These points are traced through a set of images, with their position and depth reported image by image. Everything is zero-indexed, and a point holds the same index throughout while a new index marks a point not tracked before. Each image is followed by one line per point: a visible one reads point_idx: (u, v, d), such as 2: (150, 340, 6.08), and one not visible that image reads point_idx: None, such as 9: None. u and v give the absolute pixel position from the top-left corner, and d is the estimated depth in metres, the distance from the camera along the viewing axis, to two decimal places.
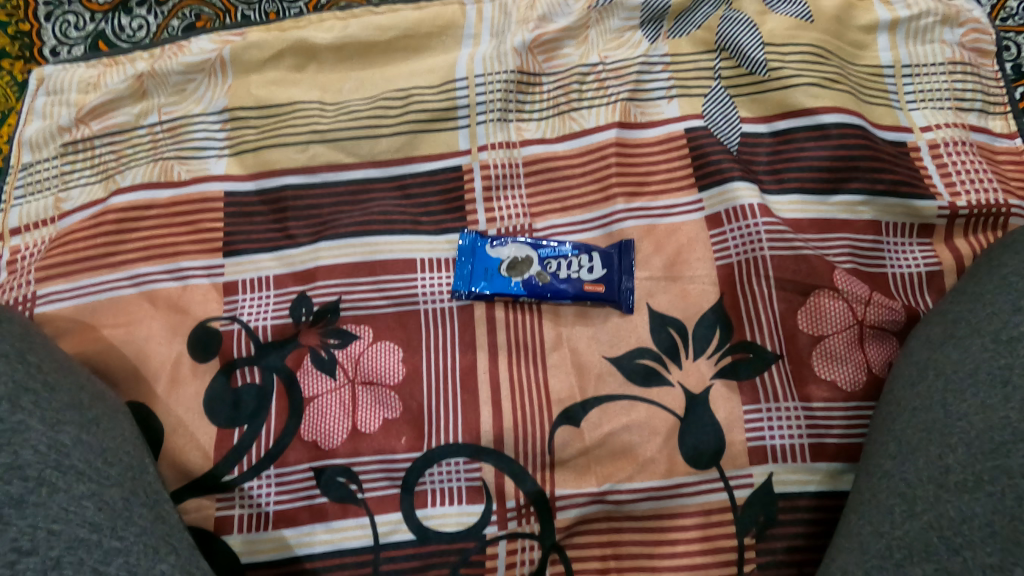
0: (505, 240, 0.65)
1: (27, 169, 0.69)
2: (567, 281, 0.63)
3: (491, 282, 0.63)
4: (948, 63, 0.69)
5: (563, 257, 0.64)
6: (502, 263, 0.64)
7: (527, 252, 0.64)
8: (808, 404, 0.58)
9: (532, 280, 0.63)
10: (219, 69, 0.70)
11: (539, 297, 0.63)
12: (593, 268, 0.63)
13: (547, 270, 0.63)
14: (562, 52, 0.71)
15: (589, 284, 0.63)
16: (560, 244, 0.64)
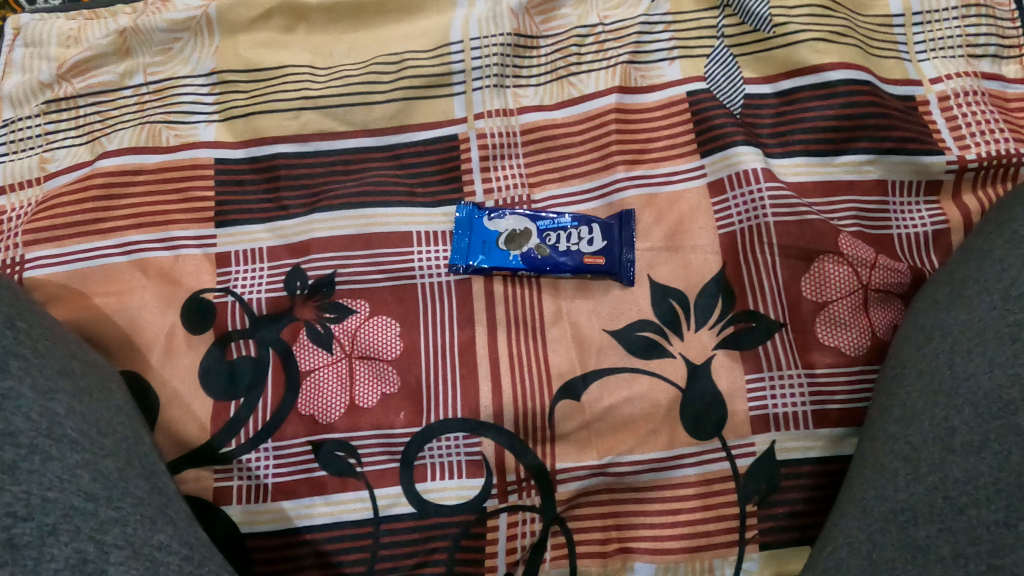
0: (504, 212, 0.63)
1: (9, 126, 0.67)
2: (567, 253, 0.61)
3: (489, 257, 0.61)
4: (961, 7, 0.66)
5: (562, 229, 0.62)
6: (499, 237, 0.62)
7: (525, 225, 0.63)
8: (811, 371, 0.57)
9: (531, 254, 0.62)
10: (206, 28, 0.68)
11: (538, 271, 0.62)
12: (593, 240, 0.61)
13: (546, 243, 0.62)
14: (560, 12, 0.68)
15: (589, 257, 0.61)
16: (558, 216, 0.63)
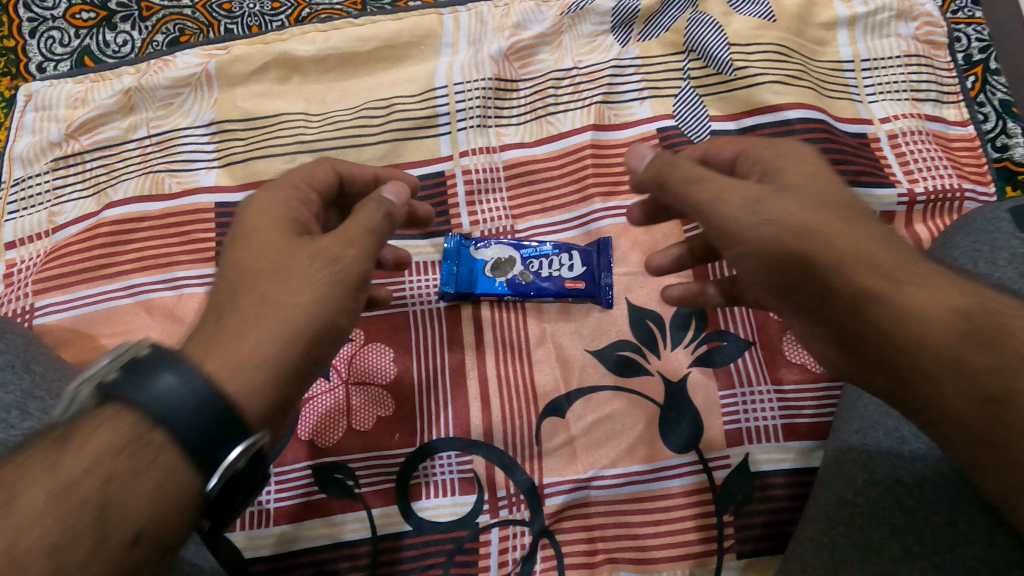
0: (489, 241, 0.67)
1: (19, 184, 0.71)
2: (549, 279, 0.65)
3: (477, 284, 0.65)
4: (904, 56, 0.72)
5: (544, 256, 0.66)
6: (486, 265, 0.66)
7: (510, 253, 0.66)
8: (780, 387, 0.61)
9: (516, 280, 0.65)
10: (205, 83, 0.72)
11: (522, 296, 0.65)
12: (573, 267, 0.65)
13: (529, 269, 0.66)
14: (538, 58, 0.73)
15: (569, 282, 0.65)
16: (540, 244, 0.67)
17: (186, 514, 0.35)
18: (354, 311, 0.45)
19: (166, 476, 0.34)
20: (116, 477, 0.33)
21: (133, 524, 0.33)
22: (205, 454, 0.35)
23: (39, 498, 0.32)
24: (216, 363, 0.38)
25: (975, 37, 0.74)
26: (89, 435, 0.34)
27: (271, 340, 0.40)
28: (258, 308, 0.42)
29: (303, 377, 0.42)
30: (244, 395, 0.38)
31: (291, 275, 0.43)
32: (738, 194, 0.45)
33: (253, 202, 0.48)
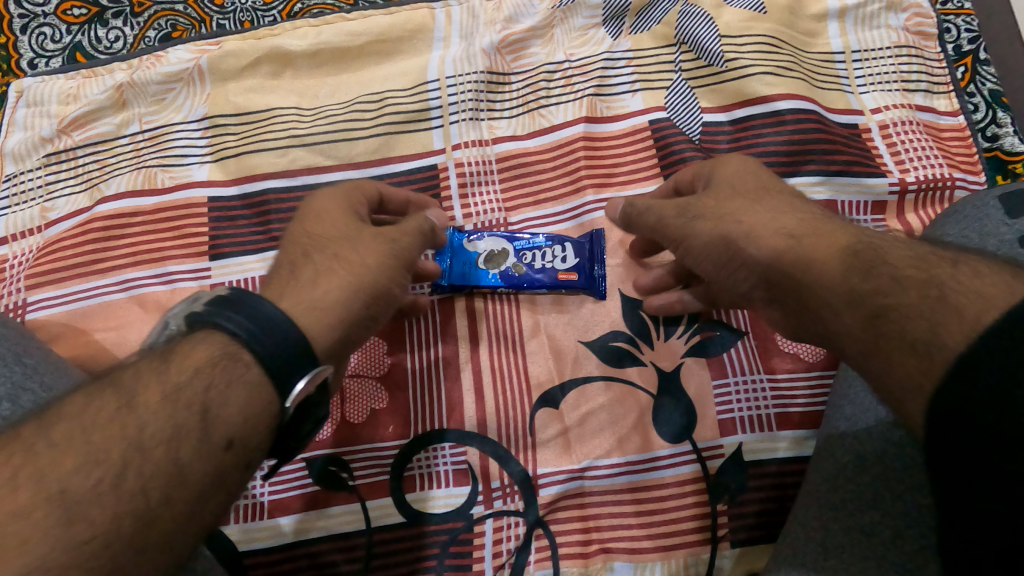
0: (482, 233, 0.66)
1: (11, 180, 0.71)
2: (542, 271, 0.65)
3: (471, 276, 0.65)
4: (894, 47, 0.72)
5: (537, 248, 0.66)
6: (479, 257, 0.65)
7: (503, 245, 0.66)
8: (773, 376, 0.61)
9: (509, 272, 0.65)
10: (197, 78, 0.72)
11: (515, 288, 0.65)
12: (566, 258, 0.65)
13: (522, 262, 0.65)
14: (530, 51, 0.73)
15: (563, 273, 0.65)
16: (533, 236, 0.66)
17: (267, 428, 0.40)
18: (404, 282, 0.52)
19: (256, 393, 0.39)
20: (215, 386, 0.38)
21: (228, 430, 0.37)
22: (285, 376, 0.40)
23: (153, 400, 0.36)
24: (292, 306, 0.45)
25: (964, 29, 0.74)
26: (187, 354, 0.39)
27: (337, 294, 0.46)
28: (328, 267, 0.48)
29: (360, 329, 0.48)
30: (317, 334, 0.44)
31: (356, 245, 0.50)
32: (673, 207, 0.55)
33: (317, 198, 0.54)
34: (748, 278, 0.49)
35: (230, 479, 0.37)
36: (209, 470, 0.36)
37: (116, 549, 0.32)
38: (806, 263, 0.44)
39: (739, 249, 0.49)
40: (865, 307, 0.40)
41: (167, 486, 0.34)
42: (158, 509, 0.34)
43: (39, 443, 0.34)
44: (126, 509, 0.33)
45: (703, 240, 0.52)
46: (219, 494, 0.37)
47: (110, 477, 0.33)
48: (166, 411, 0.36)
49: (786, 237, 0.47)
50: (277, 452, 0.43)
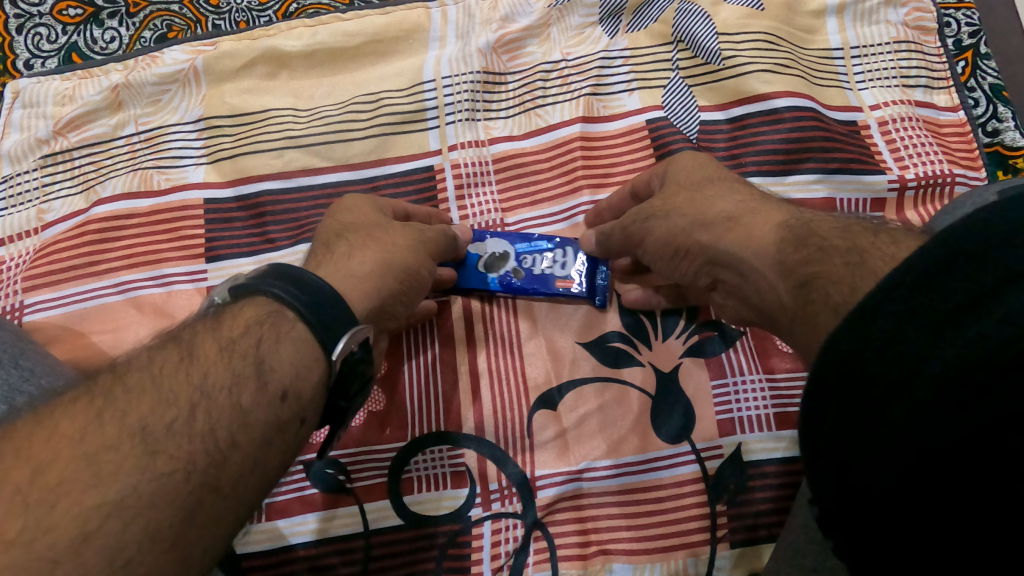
0: (486, 235, 0.65)
1: (7, 181, 0.70)
2: (542, 275, 0.64)
3: (472, 281, 0.64)
4: (894, 42, 0.72)
5: (539, 252, 0.65)
6: (481, 260, 0.64)
7: (505, 248, 0.65)
8: (772, 375, 0.61)
9: (508, 276, 0.64)
10: (193, 79, 0.72)
11: (514, 293, 0.64)
12: (567, 264, 0.64)
13: (523, 266, 0.64)
14: (526, 50, 0.73)
15: (560, 281, 0.64)
16: (536, 240, 0.65)
17: (316, 384, 0.41)
18: (432, 266, 0.55)
19: (302, 344, 0.40)
20: (267, 340, 0.40)
21: (280, 383, 0.39)
22: (328, 334, 0.41)
23: (211, 353, 0.39)
24: (331, 275, 0.48)
25: (965, 22, 0.73)
26: (238, 314, 0.41)
27: (371, 267, 0.49)
28: (360, 244, 0.51)
29: (396, 303, 0.51)
30: (354, 299, 0.47)
31: (387, 231, 0.53)
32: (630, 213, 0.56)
33: (348, 198, 0.57)
34: (693, 266, 0.52)
35: (288, 428, 0.39)
36: (266, 419, 0.38)
37: (193, 485, 0.34)
38: (744, 243, 0.47)
39: (688, 242, 0.51)
40: (798, 276, 0.42)
41: (233, 429, 0.36)
42: (226, 450, 0.36)
43: (116, 390, 0.36)
44: (198, 449, 0.35)
45: (656, 238, 0.54)
46: (280, 439, 0.39)
47: (183, 418, 0.35)
48: (225, 364, 0.38)
49: (726, 221, 0.49)
50: (332, 413, 0.43)
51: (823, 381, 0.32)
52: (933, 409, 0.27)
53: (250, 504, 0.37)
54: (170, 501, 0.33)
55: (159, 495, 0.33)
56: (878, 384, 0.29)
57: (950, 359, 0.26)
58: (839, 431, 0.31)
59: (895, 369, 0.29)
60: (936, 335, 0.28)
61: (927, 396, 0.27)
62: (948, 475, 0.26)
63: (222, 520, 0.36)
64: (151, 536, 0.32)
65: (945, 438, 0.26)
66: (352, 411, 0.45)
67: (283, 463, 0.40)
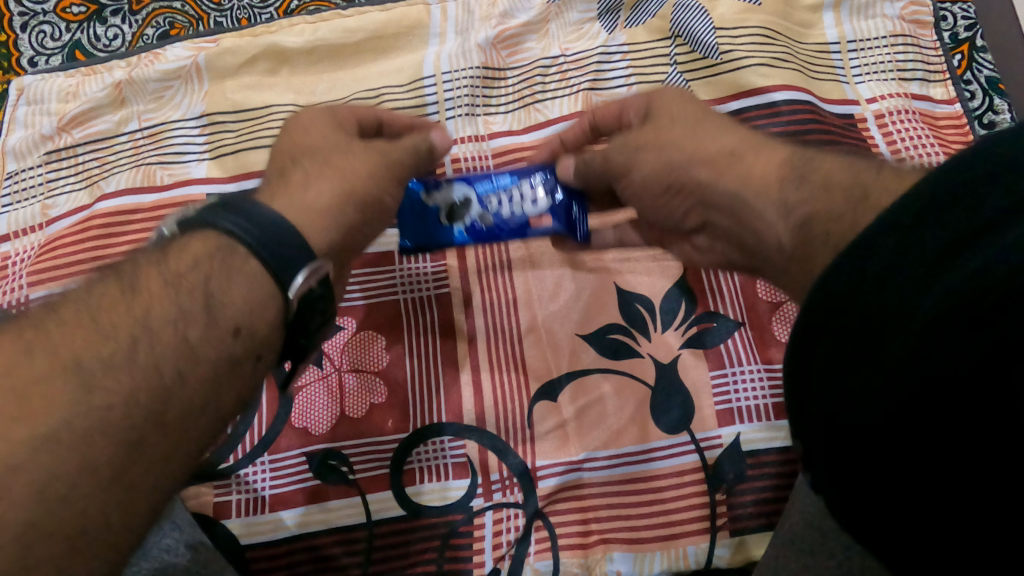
0: (438, 179, 0.57)
1: (12, 177, 0.71)
2: (511, 216, 0.56)
3: (438, 237, 0.57)
4: (890, 36, 0.73)
5: (504, 191, 0.56)
6: (439, 212, 0.56)
7: (465, 192, 0.56)
8: (770, 365, 0.62)
9: (475, 224, 0.56)
10: (196, 75, 0.72)
11: (485, 240, 0.57)
12: (538, 200, 0.56)
13: (489, 209, 0.56)
14: (525, 46, 0.74)
15: (535, 219, 0.56)
16: (498, 177, 0.57)
17: (274, 322, 0.41)
18: (398, 194, 0.53)
19: (255, 281, 0.40)
20: (215, 276, 0.40)
21: (233, 319, 0.39)
22: (285, 271, 0.41)
23: (155, 287, 0.39)
24: (287, 208, 0.46)
25: (962, 15, 0.74)
26: (187, 248, 0.41)
27: (329, 197, 0.48)
28: (317, 171, 0.49)
29: (357, 235, 0.50)
30: (313, 234, 0.46)
31: (348, 153, 0.51)
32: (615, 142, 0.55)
33: (302, 113, 0.55)
34: (685, 204, 0.52)
35: (243, 367, 0.40)
36: (217, 354, 0.39)
37: (137, 420, 0.35)
38: (747, 181, 0.47)
39: (683, 178, 0.51)
40: (796, 215, 0.44)
41: (180, 364, 0.37)
42: (172, 384, 0.37)
43: (48, 325, 0.37)
44: (141, 384, 0.36)
45: (645, 172, 0.53)
46: (234, 379, 0.40)
47: (123, 351, 0.36)
48: (172, 298, 0.39)
49: (728, 157, 0.49)
50: (291, 350, 0.44)
51: (820, 309, 0.36)
52: (911, 351, 0.30)
53: (199, 442, 0.38)
54: (109, 436, 0.34)
55: (99, 429, 0.34)
56: (869, 323, 0.33)
57: (933, 308, 0.30)
58: (841, 351, 0.34)
59: (888, 311, 0.32)
60: (924, 284, 0.31)
61: (918, 336, 0.30)
62: (912, 406, 0.30)
63: (169, 456, 0.37)
64: (88, 467, 0.34)
65: (918, 375, 0.30)
66: (313, 350, 0.46)
67: (236, 404, 0.40)
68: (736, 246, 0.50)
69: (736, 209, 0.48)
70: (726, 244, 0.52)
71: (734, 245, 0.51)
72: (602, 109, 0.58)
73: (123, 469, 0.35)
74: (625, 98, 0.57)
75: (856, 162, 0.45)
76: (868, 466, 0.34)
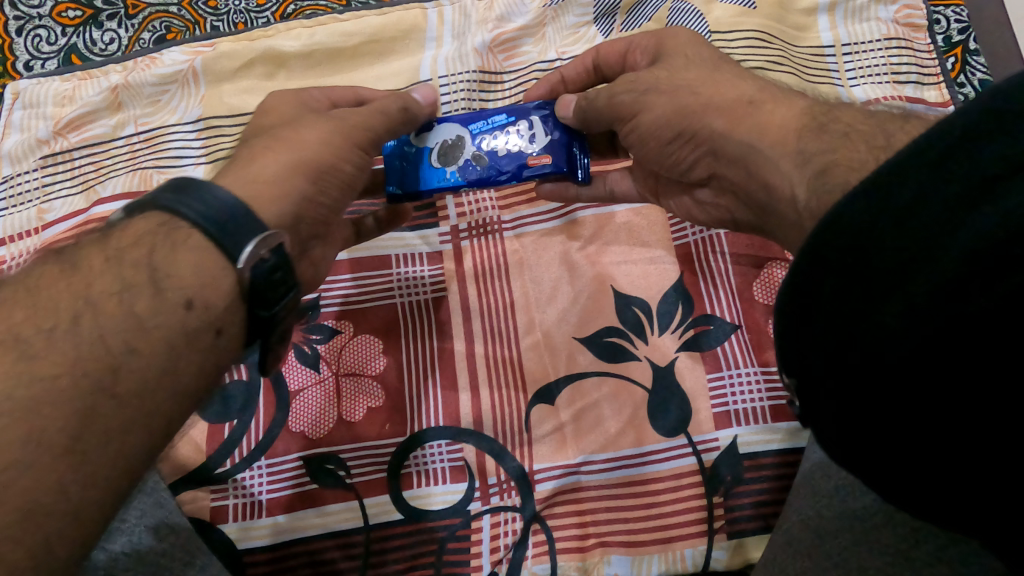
0: (430, 124, 0.57)
1: (8, 182, 0.71)
2: (508, 154, 0.55)
3: (426, 181, 0.56)
4: (884, 40, 0.73)
5: (500, 130, 0.56)
6: (431, 155, 0.56)
7: (458, 133, 0.56)
8: (767, 368, 0.62)
9: (468, 164, 0.55)
10: (192, 80, 0.72)
11: (480, 181, 0.55)
12: (536, 137, 0.55)
13: (483, 148, 0.55)
14: (521, 49, 0.74)
15: (532, 158, 0.55)
16: (494, 117, 0.56)
17: (228, 295, 0.39)
18: (358, 161, 0.51)
19: (201, 254, 0.39)
20: (159, 250, 0.39)
21: (184, 292, 0.38)
22: (233, 243, 0.40)
23: (97, 263, 0.38)
24: (235, 182, 0.45)
25: (954, 19, 0.74)
26: (127, 226, 0.40)
27: (279, 168, 0.47)
28: (268, 145, 0.48)
29: (314, 207, 0.49)
30: (262, 206, 0.45)
31: (301, 125, 0.50)
32: (623, 82, 0.53)
33: (274, 96, 0.56)
34: (695, 153, 0.51)
35: (199, 340, 0.39)
36: (165, 331, 0.37)
37: (83, 390, 0.34)
38: (760, 139, 0.46)
39: (695, 125, 0.49)
40: (813, 166, 0.42)
41: (127, 337, 0.36)
42: (122, 357, 0.36)
43: None
44: (89, 354, 0.35)
45: (655, 116, 0.51)
46: (191, 351, 0.38)
47: (64, 325, 0.35)
48: (114, 273, 0.37)
49: (746, 105, 0.48)
50: (258, 332, 0.42)
51: (822, 252, 0.33)
52: (949, 293, 0.28)
53: (166, 416, 0.37)
54: (60, 403, 0.33)
55: (47, 398, 0.33)
56: (889, 264, 0.30)
57: (972, 244, 0.27)
58: (832, 305, 0.33)
59: (909, 250, 0.30)
60: (957, 218, 0.28)
61: (915, 297, 0.29)
62: (950, 347, 0.28)
63: (132, 423, 0.36)
64: (63, 455, 0.33)
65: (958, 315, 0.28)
66: (278, 328, 0.44)
67: (199, 378, 0.39)
68: (744, 200, 0.50)
69: (747, 159, 0.47)
70: (732, 197, 0.51)
71: (740, 199, 0.50)
72: (608, 49, 0.59)
73: (80, 437, 0.34)
74: (633, 38, 0.58)
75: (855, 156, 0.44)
76: (852, 418, 0.33)
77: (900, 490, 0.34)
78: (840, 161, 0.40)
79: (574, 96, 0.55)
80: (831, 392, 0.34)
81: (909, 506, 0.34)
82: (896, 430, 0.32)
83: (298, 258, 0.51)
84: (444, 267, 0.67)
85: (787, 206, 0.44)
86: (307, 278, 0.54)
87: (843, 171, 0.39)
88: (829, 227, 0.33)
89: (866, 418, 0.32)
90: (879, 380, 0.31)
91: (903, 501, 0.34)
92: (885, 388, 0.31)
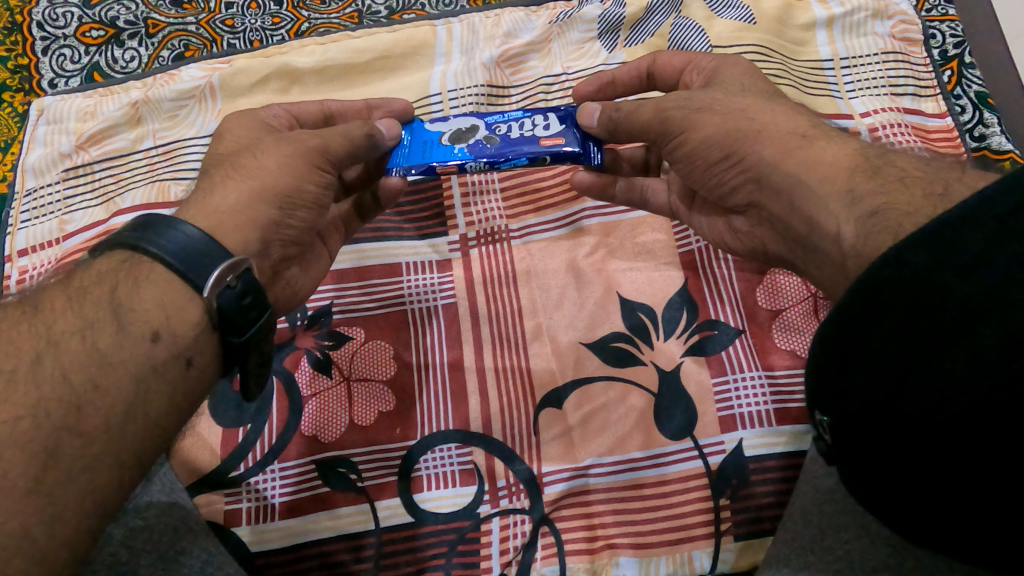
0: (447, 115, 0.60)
1: (31, 195, 0.73)
2: (520, 138, 0.58)
3: (433, 155, 0.58)
4: (881, 53, 0.75)
5: (514, 122, 0.59)
6: (442, 135, 0.59)
7: (472, 122, 0.59)
8: (771, 372, 0.62)
9: (479, 145, 0.57)
10: (208, 94, 0.75)
11: (485, 158, 0.56)
12: (550, 126, 0.58)
13: (496, 134, 0.58)
14: (528, 65, 0.76)
15: (545, 140, 0.57)
16: (509, 113, 0.60)
17: (197, 322, 0.44)
18: (321, 180, 0.53)
19: (164, 284, 0.43)
20: (121, 286, 0.43)
21: (149, 325, 0.42)
22: (198, 273, 0.43)
23: (59, 304, 0.42)
24: (198, 216, 0.48)
25: (949, 34, 0.76)
26: (93, 267, 0.44)
27: (240, 200, 0.49)
28: (227, 173, 0.51)
29: (282, 230, 0.52)
30: (225, 235, 0.48)
31: (260, 150, 0.52)
32: (675, 100, 0.54)
33: (230, 120, 0.57)
34: (739, 178, 0.52)
35: (169, 370, 0.43)
36: (133, 358, 0.42)
37: (46, 430, 0.38)
38: (811, 167, 0.47)
39: (746, 150, 0.50)
40: (864, 208, 0.43)
41: (91, 373, 0.40)
42: (83, 384, 0.40)
43: None
44: (51, 396, 0.39)
45: (708, 134, 0.52)
46: (159, 382, 0.42)
47: (26, 367, 0.39)
48: (76, 313, 0.42)
49: (802, 139, 0.49)
50: (234, 357, 0.46)
51: (861, 315, 0.36)
52: (988, 374, 0.31)
53: (134, 453, 0.41)
54: (23, 445, 0.37)
55: (10, 443, 0.37)
56: (918, 347, 0.33)
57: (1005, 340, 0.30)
58: (878, 364, 0.35)
59: (935, 337, 0.33)
60: (994, 308, 0.31)
61: (957, 374, 0.32)
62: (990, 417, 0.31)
63: (96, 441, 0.40)
64: None
65: (977, 408, 0.31)
66: (257, 347, 0.47)
67: (171, 408, 0.43)
68: (782, 233, 0.51)
69: (794, 193, 0.48)
70: (771, 228, 0.52)
71: (777, 231, 0.52)
72: (664, 63, 0.63)
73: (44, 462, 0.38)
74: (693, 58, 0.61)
75: (851, 168, 0.46)
76: (896, 460, 0.36)
77: (912, 526, 0.38)
78: (895, 205, 0.42)
79: (598, 105, 0.57)
80: (864, 445, 0.37)
81: (916, 537, 0.39)
82: (921, 487, 0.36)
83: (272, 280, 0.54)
84: (453, 274, 0.69)
85: (834, 244, 0.45)
86: (284, 298, 0.57)
87: (896, 215, 0.41)
88: (862, 295, 0.36)
89: (894, 471, 0.36)
90: (910, 445, 0.34)
91: (914, 535, 0.39)
92: (914, 462, 0.35)
